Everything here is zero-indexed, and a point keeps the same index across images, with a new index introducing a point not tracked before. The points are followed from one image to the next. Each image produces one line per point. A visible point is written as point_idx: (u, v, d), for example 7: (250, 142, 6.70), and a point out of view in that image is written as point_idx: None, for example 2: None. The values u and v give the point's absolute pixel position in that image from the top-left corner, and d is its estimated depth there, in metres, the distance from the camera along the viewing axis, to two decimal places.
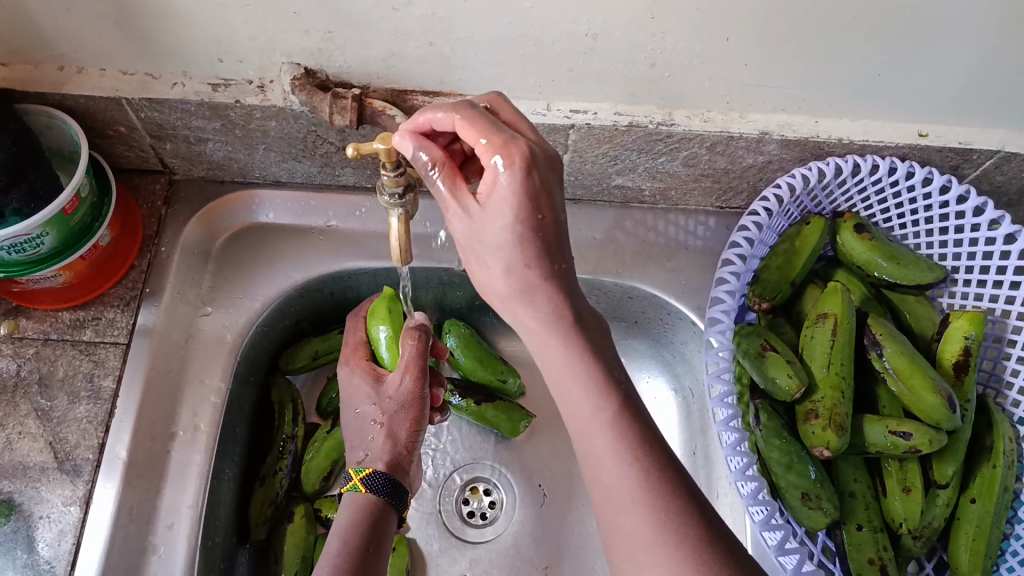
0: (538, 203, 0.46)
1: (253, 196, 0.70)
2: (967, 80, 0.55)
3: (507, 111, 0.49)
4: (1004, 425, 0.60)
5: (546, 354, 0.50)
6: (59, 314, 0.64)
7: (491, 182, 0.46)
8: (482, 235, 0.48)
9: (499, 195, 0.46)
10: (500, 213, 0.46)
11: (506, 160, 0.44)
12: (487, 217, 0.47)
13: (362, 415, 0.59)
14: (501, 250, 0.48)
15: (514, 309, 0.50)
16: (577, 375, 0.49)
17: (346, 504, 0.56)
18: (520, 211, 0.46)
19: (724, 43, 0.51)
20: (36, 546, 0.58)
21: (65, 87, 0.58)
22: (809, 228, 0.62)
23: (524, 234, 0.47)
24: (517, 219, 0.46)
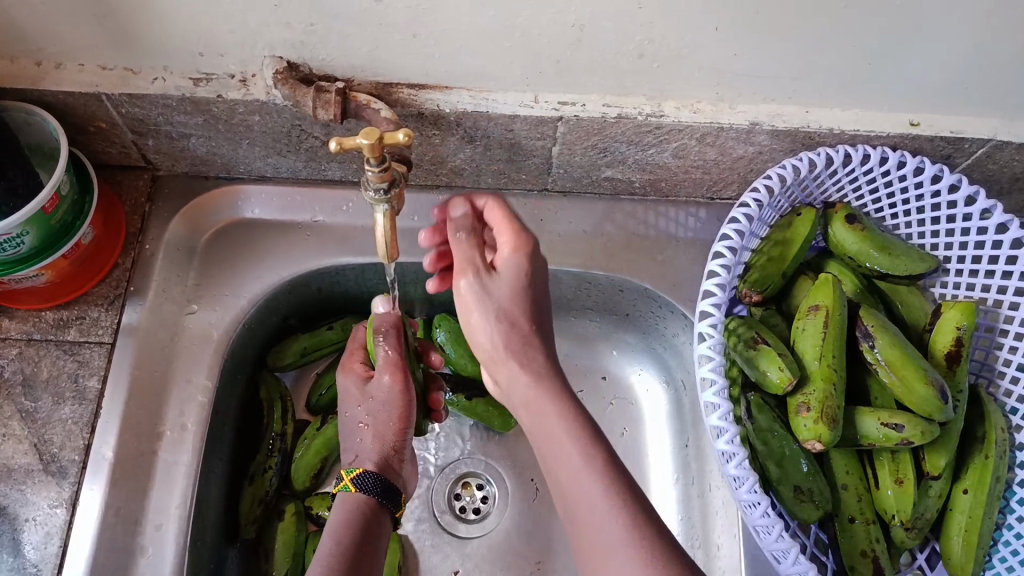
0: (539, 280, 0.56)
1: (238, 192, 0.69)
2: (957, 68, 0.54)
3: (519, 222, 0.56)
4: (997, 415, 0.60)
5: (536, 415, 0.53)
6: (43, 314, 0.63)
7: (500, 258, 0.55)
8: (487, 299, 0.54)
9: (507, 267, 0.54)
10: (509, 283, 0.54)
11: (521, 244, 0.54)
12: (498, 283, 0.54)
13: (352, 417, 0.61)
14: (505, 305, 0.54)
15: (510, 366, 0.54)
16: (566, 431, 0.50)
17: (337, 505, 0.55)
18: (524, 282, 0.54)
19: (713, 34, 0.51)
20: (22, 548, 0.57)
21: (43, 83, 0.57)
22: (799, 219, 0.61)
23: (526, 303, 0.54)
24: (524, 292, 0.54)
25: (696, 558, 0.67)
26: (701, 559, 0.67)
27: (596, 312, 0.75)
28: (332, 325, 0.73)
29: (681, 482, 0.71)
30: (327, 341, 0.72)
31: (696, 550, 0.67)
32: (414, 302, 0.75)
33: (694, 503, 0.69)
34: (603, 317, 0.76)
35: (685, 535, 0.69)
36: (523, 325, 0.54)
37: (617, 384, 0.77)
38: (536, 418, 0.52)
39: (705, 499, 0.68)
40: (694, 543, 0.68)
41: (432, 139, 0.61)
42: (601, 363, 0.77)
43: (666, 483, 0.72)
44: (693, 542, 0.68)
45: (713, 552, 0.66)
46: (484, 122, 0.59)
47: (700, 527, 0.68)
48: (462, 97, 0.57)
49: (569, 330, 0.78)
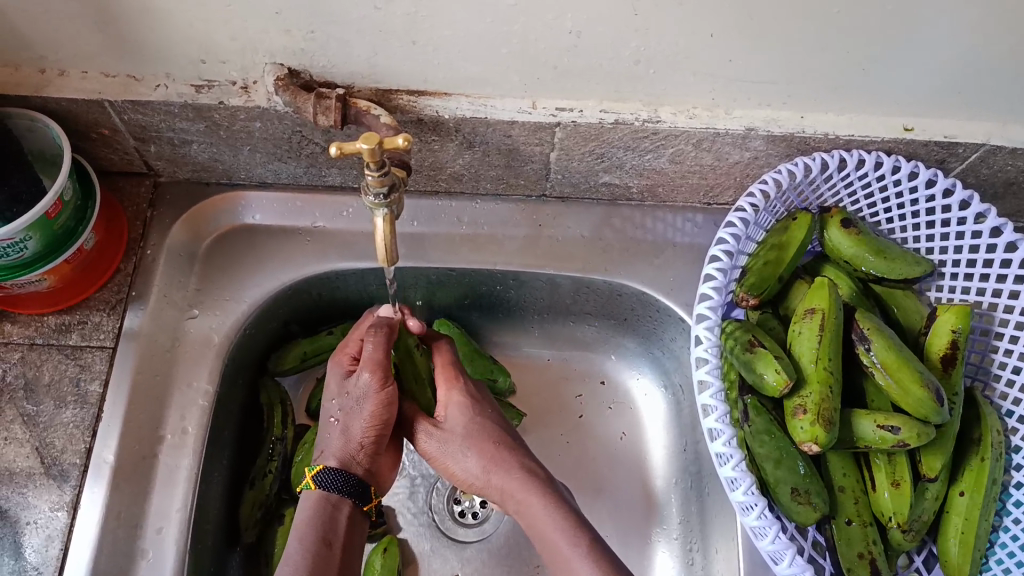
0: (485, 400, 0.62)
1: (239, 198, 0.70)
2: (949, 74, 0.55)
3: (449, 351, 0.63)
4: (993, 418, 0.60)
5: (524, 516, 0.57)
6: (45, 319, 0.64)
7: (444, 408, 0.60)
8: (450, 442, 0.59)
9: (454, 417, 0.60)
10: (461, 415, 0.60)
11: (454, 376, 0.61)
12: (454, 422, 0.60)
13: (327, 412, 0.59)
14: (466, 441, 0.59)
15: (480, 475, 0.59)
16: (552, 524, 0.55)
17: (301, 500, 0.56)
18: (473, 410, 0.60)
19: (708, 39, 0.51)
20: (23, 551, 0.57)
21: (47, 90, 0.57)
22: (795, 223, 0.62)
23: (481, 419, 0.60)
24: (477, 412, 0.60)
25: (695, 560, 0.68)
26: (700, 562, 0.68)
27: (595, 317, 0.76)
28: (332, 330, 0.73)
29: (679, 486, 0.72)
30: (326, 347, 0.73)
31: (695, 554, 0.69)
32: (413, 308, 0.75)
33: (692, 508, 0.70)
34: (602, 322, 0.76)
35: (682, 539, 0.70)
36: (483, 441, 0.59)
37: (615, 388, 0.77)
38: (525, 514, 0.57)
39: (702, 502, 0.69)
40: (692, 547, 0.69)
41: (431, 144, 0.62)
42: (600, 368, 0.78)
43: (664, 487, 0.73)
44: (691, 545, 0.69)
45: (711, 555, 0.66)
46: (483, 127, 0.59)
47: (698, 529, 0.69)
48: (461, 102, 0.58)
49: (569, 335, 0.78)
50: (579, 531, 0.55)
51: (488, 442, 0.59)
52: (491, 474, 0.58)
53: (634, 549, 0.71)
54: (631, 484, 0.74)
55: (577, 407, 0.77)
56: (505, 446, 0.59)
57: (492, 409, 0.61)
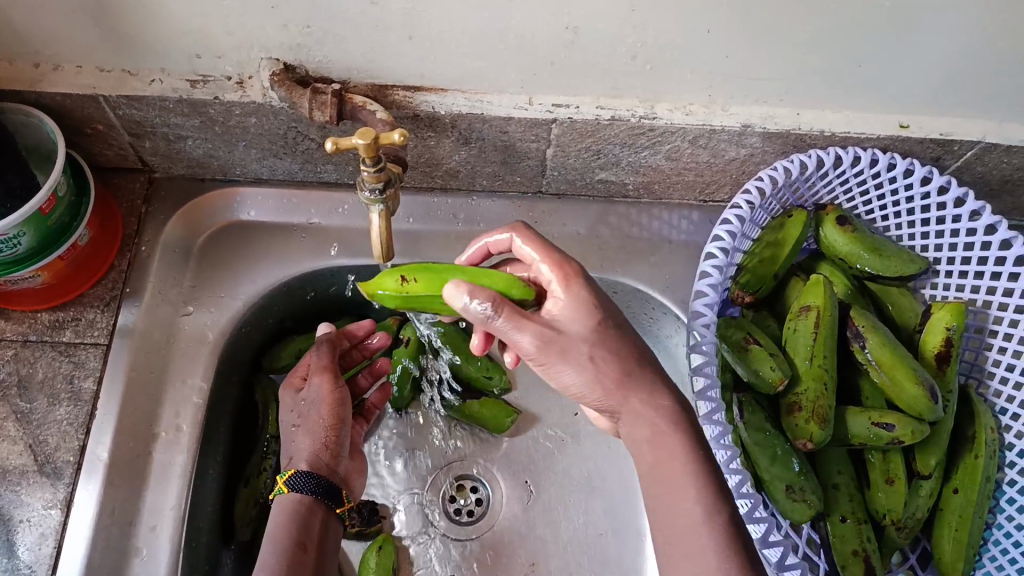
0: (599, 308, 0.52)
1: (234, 194, 0.69)
2: (945, 71, 0.55)
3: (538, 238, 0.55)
4: (987, 416, 0.60)
5: (658, 450, 0.53)
6: (38, 316, 0.64)
7: (558, 306, 0.52)
8: (571, 349, 0.51)
9: (578, 325, 0.51)
10: (584, 319, 0.52)
11: (569, 272, 0.53)
12: (573, 324, 0.52)
13: (285, 426, 0.62)
14: (593, 347, 0.52)
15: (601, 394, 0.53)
16: (687, 472, 0.52)
17: (275, 505, 0.58)
18: (596, 312, 0.52)
19: (704, 36, 0.51)
20: (16, 549, 0.57)
21: (41, 85, 0.57)
22: (791, 220, 0.62)
23: (604, 322, 0.52)
24: (596, 319, 0.52)
25: None
26: None
27: None
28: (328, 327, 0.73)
29: None
30: None
31: None
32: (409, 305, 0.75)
33: None
34: None
35: None
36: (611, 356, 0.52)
37: None
38: (655, 449, 0.53)
39: None
40: None
41: (428, 140, 0.62)
42: None
43: None
44: None
45: None
46: (479, 124, 0.59)
47: None
48: (457, 99, 0.58)
49: None
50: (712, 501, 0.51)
51: (615, 368, 0.52)
52: (623, 394, 0.53)
53: (629, 546, 0.71)
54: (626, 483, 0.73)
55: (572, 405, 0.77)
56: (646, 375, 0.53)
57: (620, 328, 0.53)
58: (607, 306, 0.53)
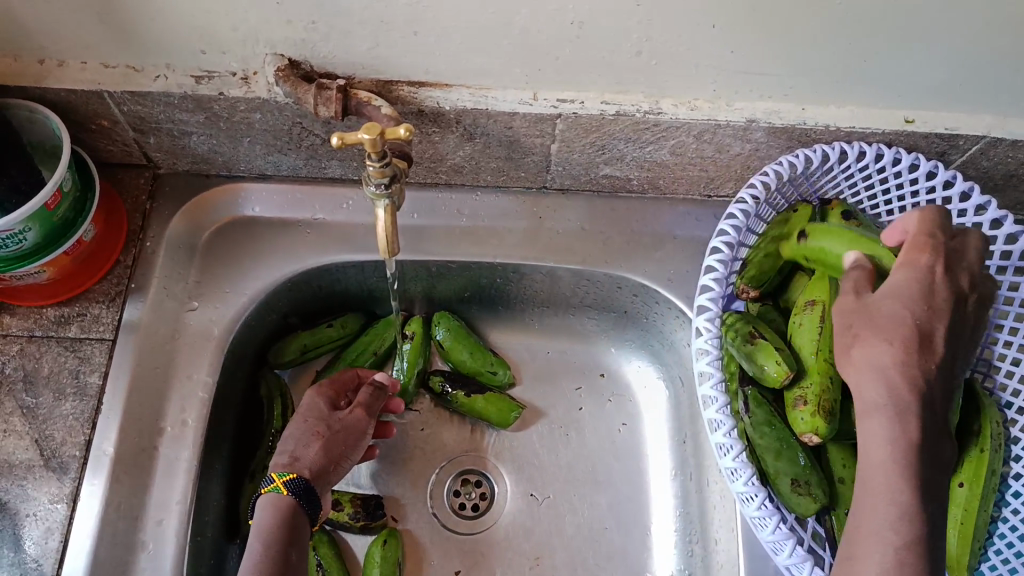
0: (925, 297, 0.51)
1: (239, 189, 0.70)
2: (949, 66, 0.55)
3: (916, 222, 0.53)
4: (992, 410, 0.60)
5: (885, 422, 0.48)
6: (44, 311, 0.64)
7: (901, 276, 0.52)
8: (887, 307, 0.51)
9: (892, 307, 0.51)
10: (917, 284, 0.51)
11: (918, 246, 0.52)
12: (905, 287, 0.51)
13: (303, 425, 0.63)
14: (919, 315, 0.50)
15: (866, 397, 0.50)
16: (890, 488, 0.48)
17: (264, 504, 0.59)
18: (938, 277, 0.51)
19: (710, 31, 0.51)
20: (24, 544, 0.57)
21: (46, 80, 0.57)
22: (796, 215, 0.61)
23: (943, 299, 0.51)
24: (932, 287, 0.51)
25: (694, 552, 0.67)
26: (699, 555, 0.67)
27: (595, 310, 0.76)
28: (333, 321, 0.73)
29: (678, 478, 0.72)
30: (327, 338, 0.73)
31: (694, 546, 0.68)
32: (414, 300, 0.75)
33: (692, 501, 0.69)
34: (602, 315, 0.76)
35: (682, 532, 0.70)
36: (884, 351, 0.49)
37: (614, 381, 0.77)
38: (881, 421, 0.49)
39: (702, 496, 0.68)
40: (692, 539, 0.68)
41: (432, 136, 0.62)
42: (600, 360, 0.78)
43: (664, 480, 0.73)
44: (691, 537, 0.69)
45: (709, 546, 0.66)
46: (484, 119, 0.59)
47: (697, 522, 0.68)
48: (461, 94, 0.58)
49: (569, 327, 0.78)
50: (911, 519, 0.47)
51: (893, 351, 0.49)
52: (883, 393, 0.49)
53: (635, 540, 0.71)
54: (631, 476, 0.74)
55: (576, 400, 0.76)
56: (921, 385, 0.48)
57: (927, 316, 0.50)
58: (930, 304, 0.50)
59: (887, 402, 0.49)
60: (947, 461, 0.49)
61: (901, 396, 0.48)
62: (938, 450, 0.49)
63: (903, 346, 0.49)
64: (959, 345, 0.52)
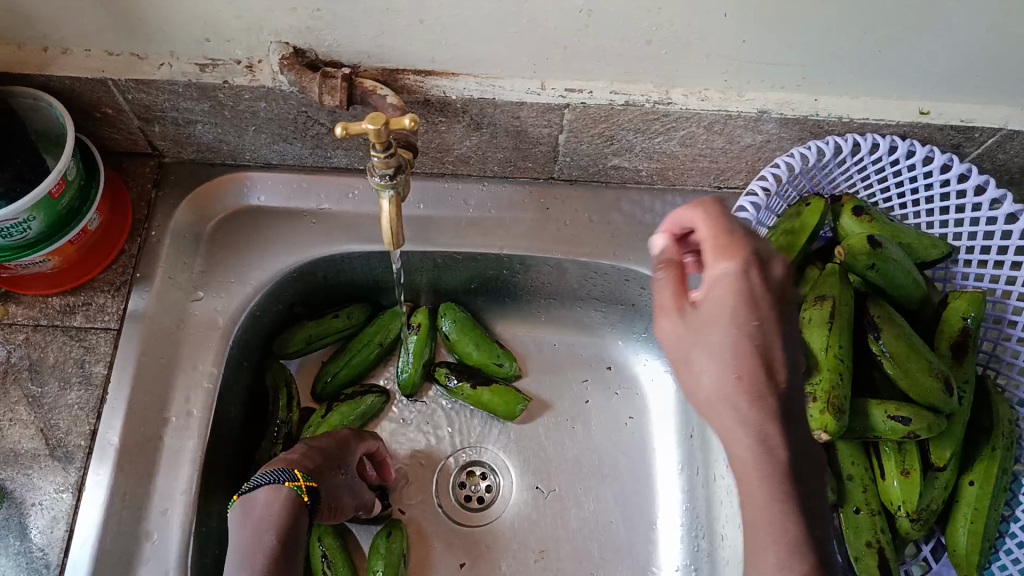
0: (751, 303, 0.46)
1: (244, 178, 0.69)
2: (967, 57, 0.54)
3: (715, 214, 0.47)
4: (1004, 408, 0.59)
5: (765, 448, 0.45)
6: (49, 300, 0.64)
7: (715, 284, 0.46)
8: (698, 335, 0.47)
9: (716, 291, 0.46)
10: (727, 313, 0.46)
11: (728, 249, 0.46)
12: (704, 322, 0.46)
13: (336, 455, 0.63)
14: (722, 344, 0.46)
15: (721, 420, 0.46)
16: (778, 523, 0.45)
17: (281, 497, 0.56)
18: (739, 294, 0.46)
19: (721, 20, 0.50)
20: (29, 532, 0.57)
21: (50, 68, 0.57)
22: (808, 208, 0.60)
23: (755, 329, 0.45)
24: (740, 319, 0.45)
25: (701, 546, 0.68)
26: (705, 548, 0.67)
27: (602, 303, 0.75)
28: (338, 312, 0.73)
29: (684, 473, 0.71)
30: (333, 329, 0.72)
31: (701, 541, 0.68)
32: (420, 291, 0.75)
33: (698, 495, 0.69)
34: (609, 308, 0.75)
35: (688, 527, 0.69)
36: (738, 375, 0.45)
37: (621, 374, 0.77)
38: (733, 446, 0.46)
39: (709, 491, 0.68)
40: (698, 533, 0.68)
41: (438, 126, 0.61)
42: (608, 353, 0.77)
43: (671, 474, 0.72)
44: (697, 532, 0.69)
45: (717, 541, 0.66)
46: (491, 109, 0.59)
47: (704, 516, 0.68)
48: (468, 83, 0.57)
49: (575, 319, 0.77)
50: (800, 553, 0.44)
51: (736, 371, 0.45)
52: (735, 422, 0.45)
53: (639, 533, 0.71)
54: (636, 470, 0.73)
55: (582, 393, 0.76)
56: (767, 403, 0.45)
57: (759, 332, 0.45)
58: (760, 313, 0.46)
59: (754, 431, 0.45)
60: (811, 479, 0.46)
61: (770, 420, 0.45)
62: (813, 468, 0.47)
63: (740, 364, 0.45)
64: (798, 353, 0.48)
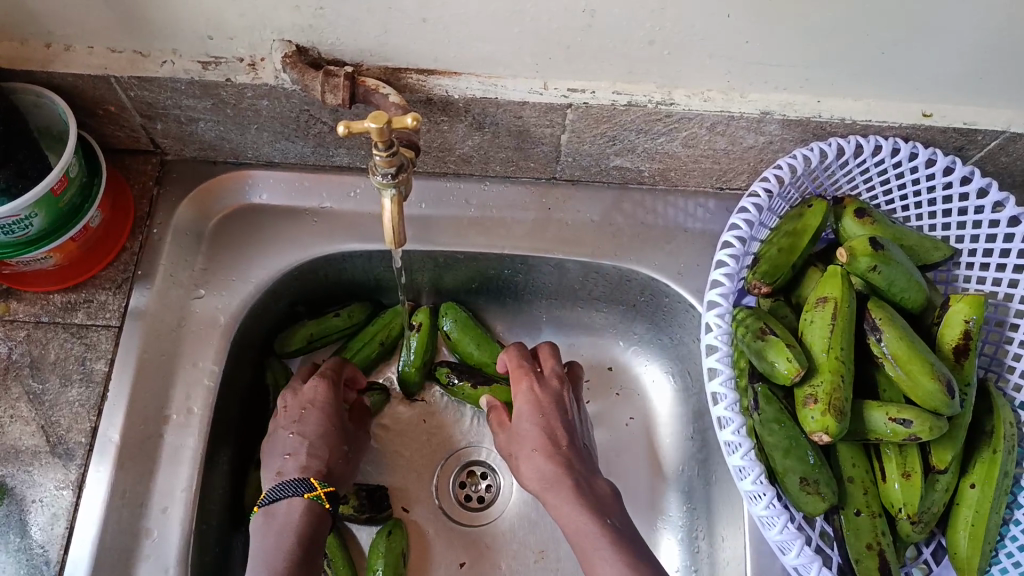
0: (544, 402, 0.64)
1: (247, 176, 0.69)
2: (970, 59, 0.54)
3: (514, 361, 0.67)
4: (1006, 410, 0.59)
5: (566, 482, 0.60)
6: (51, 297, 0.64)
7: (517, 404, 0.64)
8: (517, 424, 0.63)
9: (524, 423, 0.63)
10: (525, 412, 0.63)
11: (519, 376, 0.65)
12: (520, 416, 0.63)
13: (330, 432, 0.64)
14: (524, 424, 0.63)
15: (552, 500, 0.60)
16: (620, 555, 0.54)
17: (302, 507, 0.60)
18: (538, 402, 0.64)
19: (724, 20, 0.50)
20: (29, 529, 0.57)
21: (53, 65, 0.57)
22: (811, 210, 0.60)
23: (536, 415, 0.63)
24: (537, 404, 0.63)
25: (700, 548, 0.68)
26: (705, 549, 0.67)
27: (603, 303, 0.75)
28: (339, 312, 0.73)
29: (684, 474, 0.71)
30: (334, 328, 0.72)
31: (700, 542, 0.68)
32: (421, 290, 0.75)
33: (698, 496, 0.70)
34: (610, 308, 0.75)
35: (687, 527, 0.70)
36: (544, 460, 0.61)
37: (622, 374, 0.77)
38: (552, 498, 0.60)
39: (708, 491, 0.68)
40: (697, 534, 0.68)
41: (441, 125, 0.61)
42: (608, 354, 0.77)
43: (671, 474, 0.72)
44: (695, 533, 0.69)
45: (717, 543, 0.66)
46: (493, 108, 0.59)
47: (704, 517, 0.68)
48: (471, 82, 0.57)
49: (577, 320, 0.77)
50: None
51: (537, 444, 0.62)
52: (544, 482, 0.60)
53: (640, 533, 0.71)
54: (636, 471, 0.73)
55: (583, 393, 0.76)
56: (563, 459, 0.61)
57: (547, 416, 0.63)
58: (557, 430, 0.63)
59: (580, 495, 0.59)
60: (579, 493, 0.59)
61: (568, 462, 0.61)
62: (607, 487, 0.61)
63: (547, 456, 0.61)
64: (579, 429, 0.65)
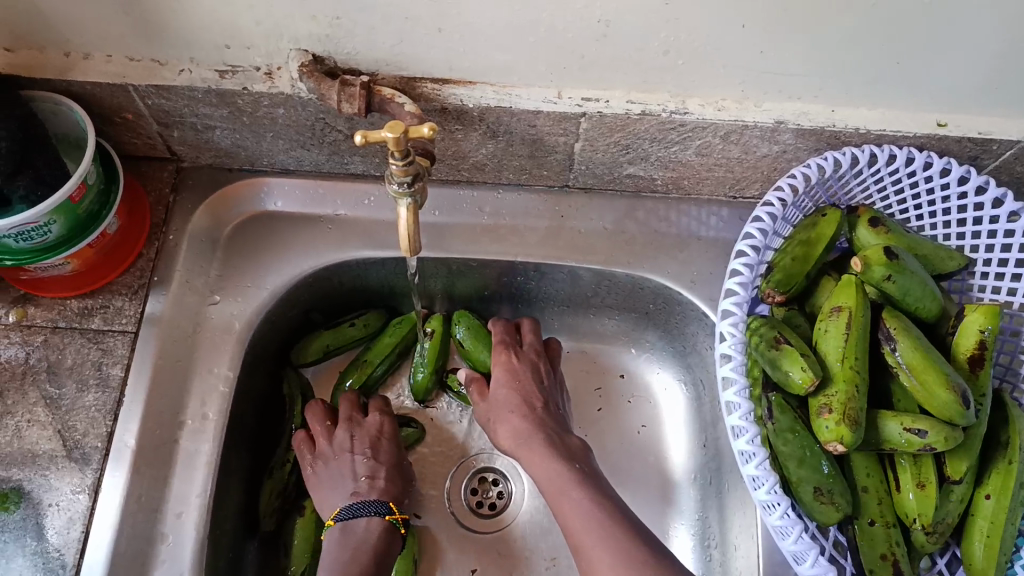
0: (519, 369, 0.68)
1: (262, 183, 0.70)
2: (986, 69, 0.54)
3: (498, 329, 0.71)
4: (1023, 421, 0.59)
5: (535, 435, 0.63)
6: (68, 302, 0.64)
7: (495, 370, 0.68)
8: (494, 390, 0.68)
9: (501, 388, 0.67)
10: (501, 378, 0.68)
11: (499, 346, 0.70)
12: (497, 384, 0.68)
13: (395, 461, 0.68)
14: (501, 389, 0.67)
15: (525, 455, 0.63)
16: (583, 496, 0.57)
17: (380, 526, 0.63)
18: (513, 369, 0.68)
19: (739, 30, 0.50)
20: (45, 533, 0.58)
21: (72, 73, 0.57)
22: (824, 219, 0.60)
23: (512, 382, 0.67)
24: (512, 372, 0.68)
25: (713, 557, 0.67)
26: (718, 558, 0.67)
27: (616, 310, 0.75)
28: (354, 321, 0.73)
29: (698, 482, 0.71)
30: (349, 338, 0.73)
31: (713, 551, 0.68)
32: (434, 297, 0.75)
33: (710, 504, 0.69)
34: (623, 316, 0.75)
35: (699, 536, 0.70)
36: (519, 420, 0.65)
37: (635, 382, 0.77)
38: (525, 454, 0.63)
39: (720, 499, 0.68)
40: (710, 543, 0.68)
41: (455, 133, 0.61)
42: (620, 361, 0.77)
43: (683, 483, 0.72)
44: (708, 542, 0.69)
45: (729, 551, 0.66)
46: (507, 117, 0.59)
47: (716, 526, 0.68)
48: (485, 92, 0.57)
49: (590, 327, 0.77)
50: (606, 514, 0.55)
51: (513, 407, 0.66)
52: (519, 439, 0.64)
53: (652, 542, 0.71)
54: (648, 478, 0.73)
55: (594, 401, 0.76)
56: (533, 418, 0.65)
57: (523, 382, 0.67)
58: (529, 394, 0.67)
59: (553, 446, 0.62)
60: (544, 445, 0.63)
61: (540, 421, 0.65)
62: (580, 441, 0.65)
63: (522, 416, 0.65)
64: (553, 394, 0.69)
